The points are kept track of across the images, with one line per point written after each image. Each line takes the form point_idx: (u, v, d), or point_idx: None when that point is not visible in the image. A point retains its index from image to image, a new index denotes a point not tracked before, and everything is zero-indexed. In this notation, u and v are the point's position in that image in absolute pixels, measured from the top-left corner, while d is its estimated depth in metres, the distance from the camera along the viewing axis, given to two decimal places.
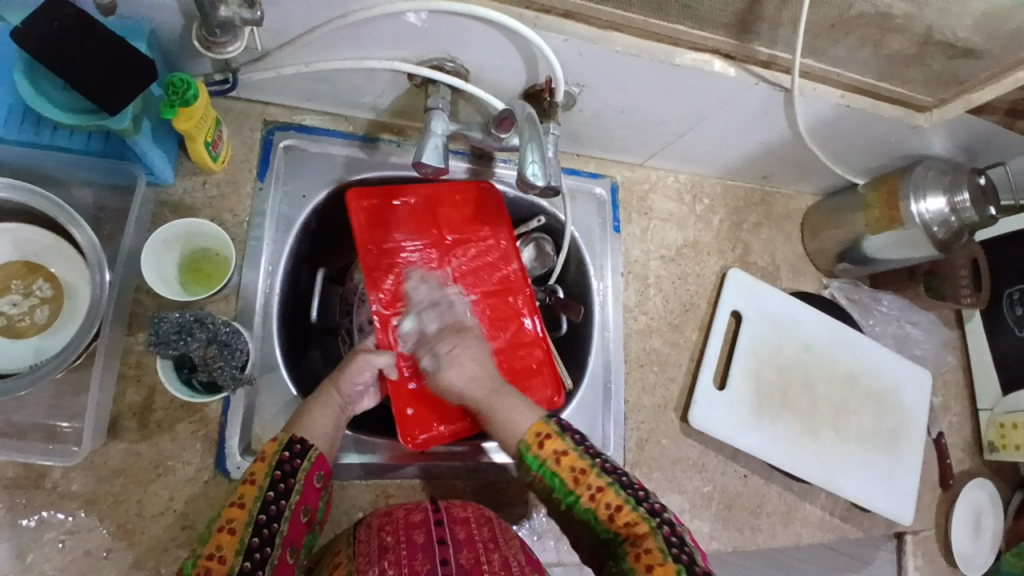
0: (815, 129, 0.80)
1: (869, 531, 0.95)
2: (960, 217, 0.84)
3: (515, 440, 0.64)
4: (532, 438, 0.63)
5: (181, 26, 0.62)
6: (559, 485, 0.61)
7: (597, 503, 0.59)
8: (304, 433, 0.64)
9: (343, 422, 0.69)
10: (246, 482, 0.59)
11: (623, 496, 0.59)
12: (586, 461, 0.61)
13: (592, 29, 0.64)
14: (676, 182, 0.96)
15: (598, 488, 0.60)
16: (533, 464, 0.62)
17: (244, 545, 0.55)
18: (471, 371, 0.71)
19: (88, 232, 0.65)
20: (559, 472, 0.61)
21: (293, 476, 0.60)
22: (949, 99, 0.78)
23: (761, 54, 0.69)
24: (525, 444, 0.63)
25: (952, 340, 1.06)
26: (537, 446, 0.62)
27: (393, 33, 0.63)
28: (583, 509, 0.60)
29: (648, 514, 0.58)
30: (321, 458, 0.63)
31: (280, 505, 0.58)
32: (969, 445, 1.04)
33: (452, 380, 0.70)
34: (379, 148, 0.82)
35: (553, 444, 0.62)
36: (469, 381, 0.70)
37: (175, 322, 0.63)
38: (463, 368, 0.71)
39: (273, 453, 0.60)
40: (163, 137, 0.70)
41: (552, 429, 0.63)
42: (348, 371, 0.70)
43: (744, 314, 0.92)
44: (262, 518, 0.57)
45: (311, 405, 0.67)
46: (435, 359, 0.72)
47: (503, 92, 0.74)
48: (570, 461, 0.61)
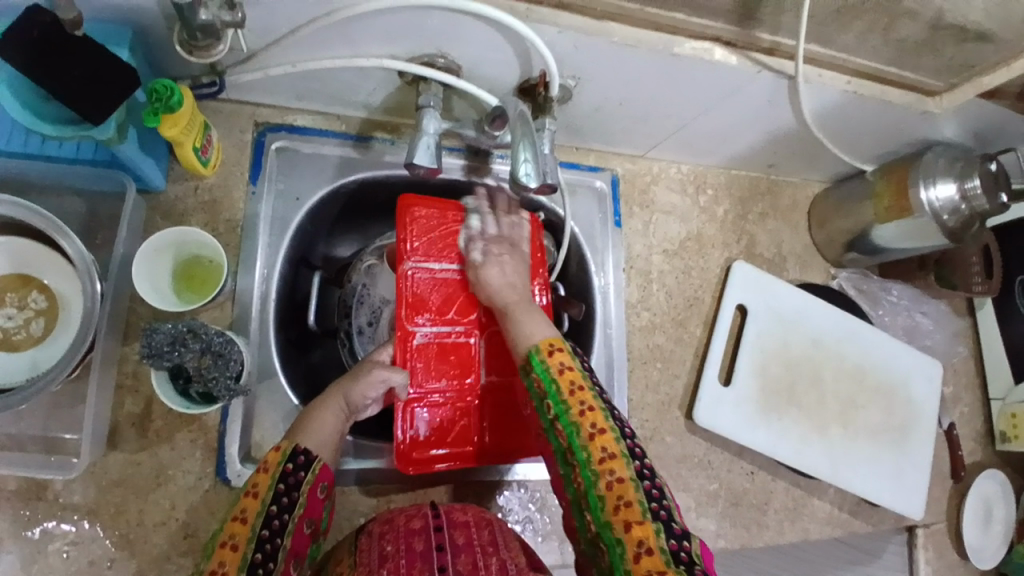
0: (820, 116, 0.78)
1: (878, 524, 0.94)
2: (971, 205, 0.81)
3: (524, 346, 0.66)
4: (543, 345, 0.65)
5: (164, 28, 0.60)
6: (555, 392, 0.62)
7: (585, 419, 0.60)
8: (306, 446, 0.61)
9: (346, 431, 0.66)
10: (248, 495, 0.56)
11: (609, 425, 0.60)
12: (586, 382, 0.63)
13: (587, 20, 0.61)
14: (680, 173, 0.94)
15: (589, 409, 0.61)
16: (537, 370, 0.64)
17: (247, 561, 0.52)
18: (513, 277, 0.72)
19: (76, 242, 0.63)
20: (558, 382, 0.62)
21: (297, 489, 0.58)
22: (959, 83, 0.75)
23: (763, 41, 0.66)
24: (535, 350, 0.65)
25: (964, 329, 1.04)
26: (545, 353, 0.64)
27: (381, 30, 0.61)
28: (567, 422, 0.61)
29: (629, 457, 0.58)
30: (324, 471, 0.61)
31: (284, 519, 0.56)
32: (981, 436, 1.02)
33: (492, 278, 0.72)
34: (373, 146, 0.81)
35: (560, 355, 0.64)
36: (506, 284, 0.72)
37: (168, 333, 0.62)
38: (504, 272, 0.72)
39: (275, 465, 0.58)
40: (150, 143, 0.69)
41: (563, 345, 0.65)
42: (361, 383, 0.67)
43: (750, 308, 0.90)
44: (266, 533, 0.54)
45: (314, 415, 0.64)
46: (485, 253, 0.73)
47: (497, 87, 0.72)
48: (572, 376, 0.63)
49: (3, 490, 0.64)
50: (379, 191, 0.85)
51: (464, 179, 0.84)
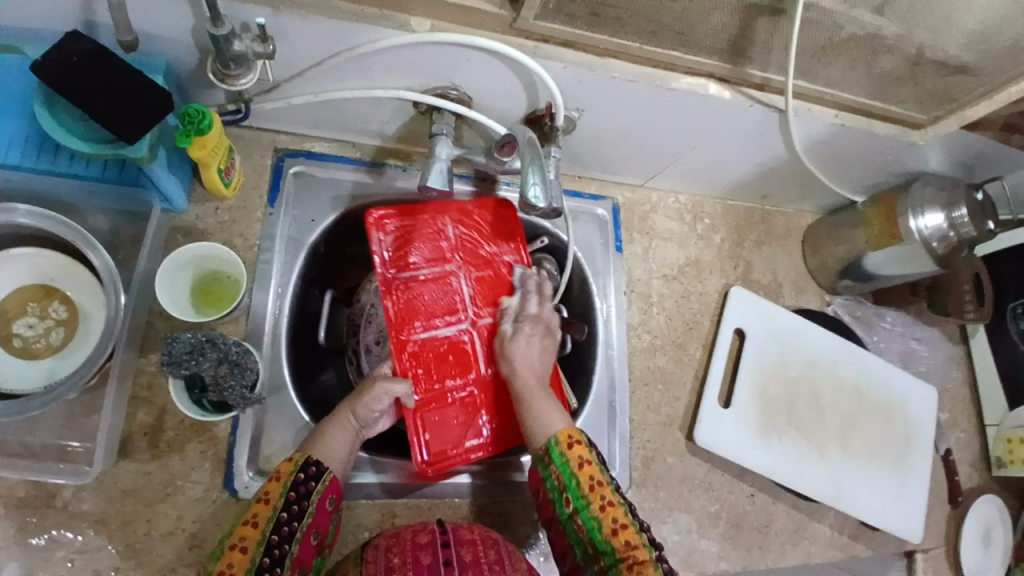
0: (810, 148, 0.82)
1: (878, 549, 0.94)
2: (959, 233, 0.85)
3: (543, 436, 0.68)
4: (563, 438, 0.67)
5: (195, 58, 0.65)
6: (575, 486, 0.65)
7: (605, 512, 0.64)
8: (319, 455, 0.64)
9: (357, 446, 0.68)
10: (260, 501, 0.59)
11: (630, 519, 0.64)
12: (604, 477, 0.66)
13: (589, 56, 0.66)
14: (677, 203, 0.98)
15: (609, 503, 0.65)
16: (556, 460, 0.67)
17: (256, 564, 0.55)
18: (537, 361, 0.75)
19: (103, 254, 0.67)
20: (578, 475, 0.66)
21: (306, 498, 0.60)
22: (943, 115, 0.80)
23: (755, 77, 0.71)
24: (556, 440, 0.67)
25: (958, 355, 1.06)
26: (566, 446, 0.67)
27: (398, 63, 0.66)
28: (588, 516, 0.65)
29: (650, 545, 0.63)
30: (334, 482, 0.63)
31: (292, 527, 0.59)
32: (977, 461, 1.03)
33: (518, 352, 0.75)
34: (385, 172, 0.85)
35: (581, 449, 0.67)
36: (530, 366, 0.75)
37: (188, 343, 0.65)
38: (530, 346, 0.76)
39: (288, 473, 0.60)
40: (176, 164, 0.73)
41: (582, 438, 0.68)
42: (368, 397, 0.69)
43: (748, 332, 0.93)
44: (274, 539, 0.57)
45: (327, 426, 0.66)
46: (515, 328, 0.77)
47: (506, 119, 0.76)
48: (591, 472, 0.66)
49: (14, 497, 0.66)
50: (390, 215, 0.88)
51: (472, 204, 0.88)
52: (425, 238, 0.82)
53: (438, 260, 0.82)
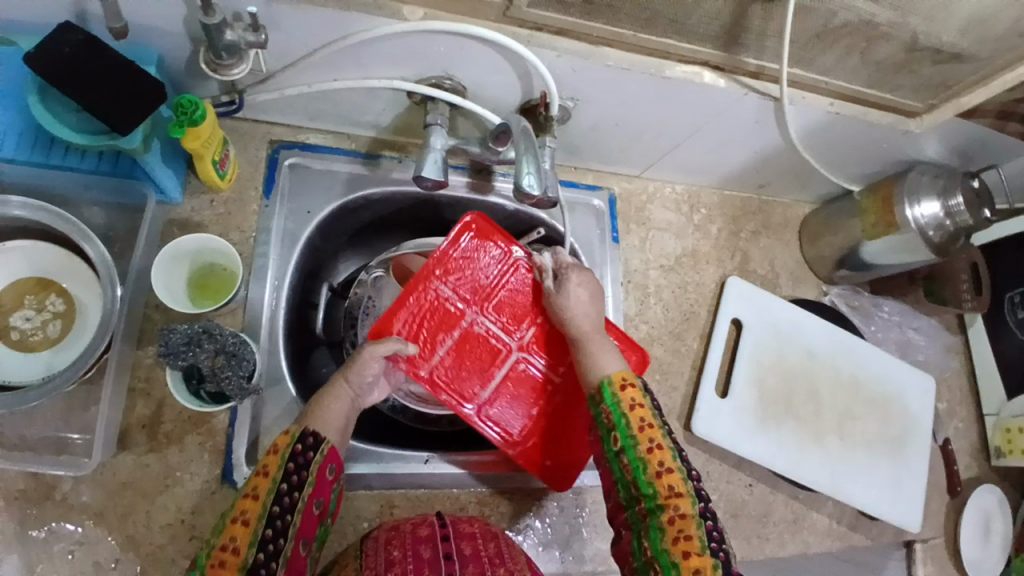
0: (807, 137, 0.82)
1: (877, 538, 0.94)
2: (956, 221, 0.84)
3: (598, 377, 0.66)
4: (617, 379, 0.65)
5: (188, 48, 0.65)
6: (624, 425, 0.62)
7: (652, 456, 0.60)
8: (317, 427, 0.63)
9: (356, 413, 0.68)
10: (259, 474, 0.58)
11: (677, 464, 0.60)
12: (656, 420, 0.62)
13: (583, 45, 0.65)
14: (674, 193, 0.98)
15: (658, 445, 0.60)
16: (609, 401, 0.64)
17: (258, 536, 0.55)
18: (589, 305, 0.73)
19: (99, 247, 0.68)
20: (629, 416, 0.62)
21: (306, 468, 0.59)
22: (938, 104, 0.80)
23: (750, 65, 0.70)
24: (608, 381, 0.65)
25: (955, 344, 1.06)
26: (619, 387, 0.64)
27: (392, 52, 0.65)
28: (634, 457, 0.60)
29: (695, 497, 0.58)
30: (333, 451, 0.62)
31: (294, 497, 0.58)
32: (975, 451, 1.03)
33: (574, 301, 0.73)
34: (381, 164, 0.84)
35: (633, 392, 0.64)
36: (583, 314, 0.73)
37: (184, 334, 0.66)
38: (579, 300, 0.73)
39: (286, 446, 0.59)
40: (171, 156, 0.73)
41: (636, 381, 0.65)
42: (358, 363, 0.68)
43: (745, 322, 0.93)
44: (276, 510, 0.56)
45: (321, 400, 0.65)
46: (560, 282, 0.75)
47: (501, 109, 0.76)
48: (642, 413, 0.62)
49: (13, 490, 0.66)
50: (385, 207, 0.88)
51: (468, 196, 0.87)
52: (433, 310, 0.78)
53: (453, 323, 0.79)
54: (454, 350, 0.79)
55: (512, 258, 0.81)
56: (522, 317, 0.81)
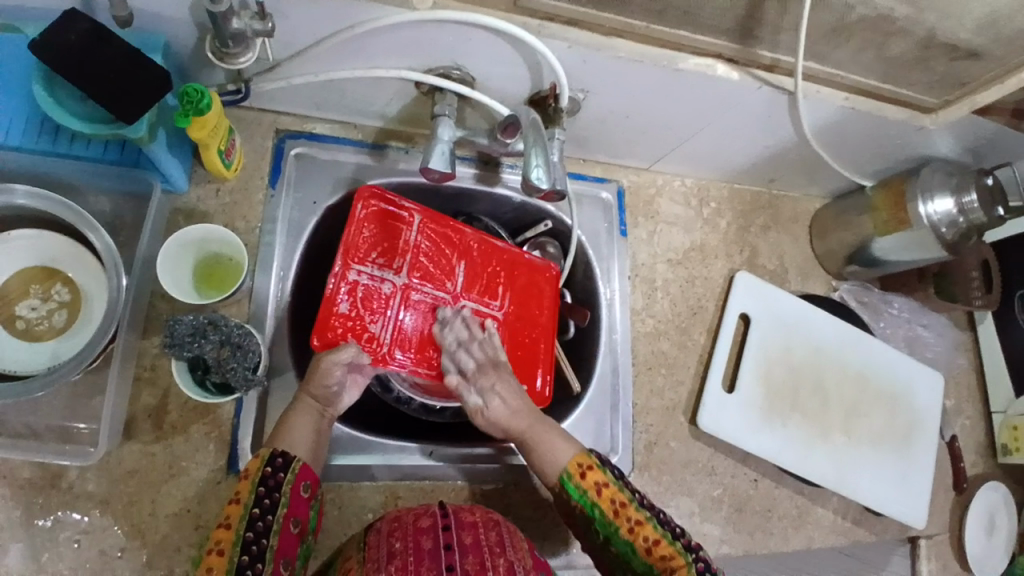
0: (819, 132, 0.81)
1: (881, 534, 0.94)
2: (970, 219, 0.83)
3: (556, 470, 0.68)
4: (574, 468, 0.68)
5: (194, 37, 0.64)
6: (599, 514, 0.67)
7: (636, 536, 0.66)
8: (285, 447, 0.64)
9: (326, 425, 0.69)
10: (232, 502, 0.59)
11: (659, 531, 0.66)
12: (625, 496, 0.67)
13: (595, 36, 0.64)
14: (683, 186, 0.97)
15: (637, 522, 0.66)
16: (574, 493, 0.67)
17: (234, 564, 0.56)
18: (516, 406, 0.71)
19: (104, 235, 0.67)
20: (600, 503, 0.67)
21: (277, 490, 0.60)
22: (954, 99, 0.78)
23: (764, 58, 0.69)
24: (567, 473, 0.68)
25: (964, 341, 1.06)
26: (579, 476, 0.67)
27: (400, 43, 0.65)
28: (618, 538, 0.67)
29: (686, 551, 0.66)
30: (306, 469, 0.63)
31: (268, 520, 0.59)
32: (982, 448, 1.03)
33: (496, 413, 0.71)
34: (387, 154, 0.84)
35: (594, 475, 0.67)
36: (511, 416, 0.70)
37: (190, 324, 0.65)
38: (506, 399, 0.71)
39: (256, 470, 0.60)
40: (178, 145, 0.72)
41: (593, 461, 0.68)
42: (318, 374, 0.68)
43: (752, 317, 0.92)
44: (250, 536, 0.57)
45: (289, 418, 0.67)
46: (480, 391, 0.72)
47: (509, 100, 0.75)
48: (611, 494, 0.67)
49: (17, 480, 0.66)
50: None
51: (475, 187, 0.87)
52: (365, 296, 0.77)
53: (388, 302, 0.78)
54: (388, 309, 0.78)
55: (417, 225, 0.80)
56: (444, 270, 0.82)
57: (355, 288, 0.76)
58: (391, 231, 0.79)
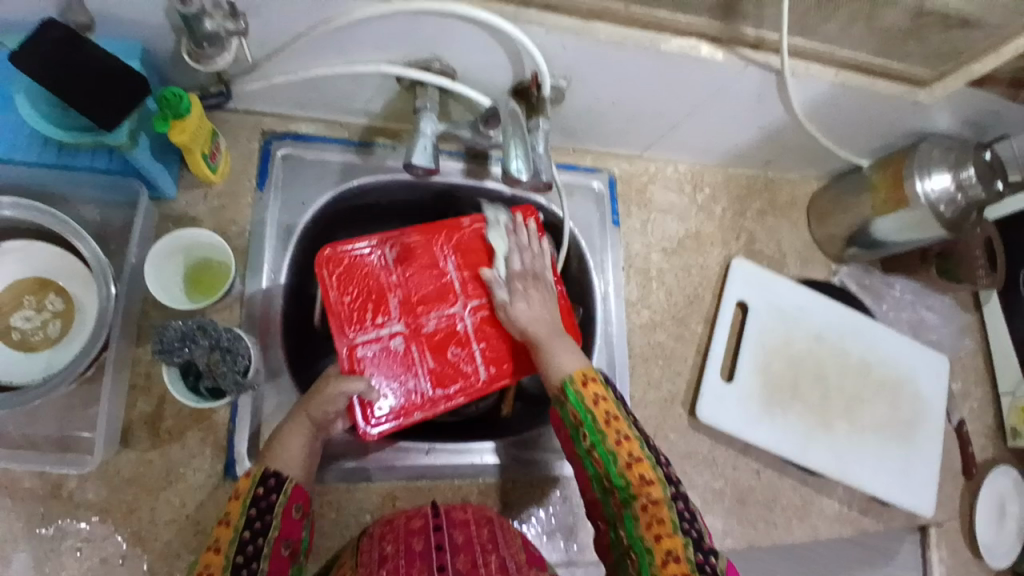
0: (813, 113, 0.80)
1: (889, 523, 0.92)
2: (966, 195, 0.81)
3: (559, 375, 0.65)
4: (578, 375, 0.64)
5: (171, 40, 0.64)
6: (591, 423, 0.61)
7: (622, 450, 0.60)
8: (279, 466, 0.63)
9: (319, 448, 0.67)
10: (222, 524, 0.59)
11: (646, 453, 0.60)
12: (621, 413, 0.63)
13: (575, 20, 0.63)
14: (676, 172, 0.95)
15: (626, 438, 0.61)
16: (572, 398, 0.63)
17: None
18: (540, 312, 0.72)
19: (92, 245, 0.67)
20: (594, 412, 0.62)
21: (269, 512, 0.60)
22: (949, 70, 0.76)
23: (749, 35, 0.68)
24: (569, 377, 0.64)
25: (970, 323, 1.04)
26: (580, 383, 0.63)
27: (379, 35, 0.64)
28: (605, 452, 0.61)
29: (666, 482, 0.59)
30: (298, 490, 0.63)
31: (258, 543, 0.58)
32: (991, 431, 1.01)
33: (519, 315, 0.72)
34: (375, 151, 0.83)
35: (595, 386, 0.63)
36: (534, 318, 0.71)
37: (179, 330, 0.64)
38: (532, 304, 0.73)
39: (247, 489, 0.60)
40: (162, 152, 0.72)
41: (596, 374, 0.64)
42: (322, 398, 0.67)
43: (750, 304, 0.91)
44: (240, 560, 0.57)
45: (282, 434, 0.65)
46: (513, 291, 0.74)
47: (494, 90, 0.74)
48: (607, 407, 0.62)
49: (19, 489, 0.66)
50: (377, 201, 0.86)
51: (464, 182, 0.86)
52: (385, 358, 0.76)
53: (407, 354, 0.76)
54: (403, 358, 0.76)
55: (388, 257, 0.77)
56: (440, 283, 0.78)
57: (370, 358, 0.75)
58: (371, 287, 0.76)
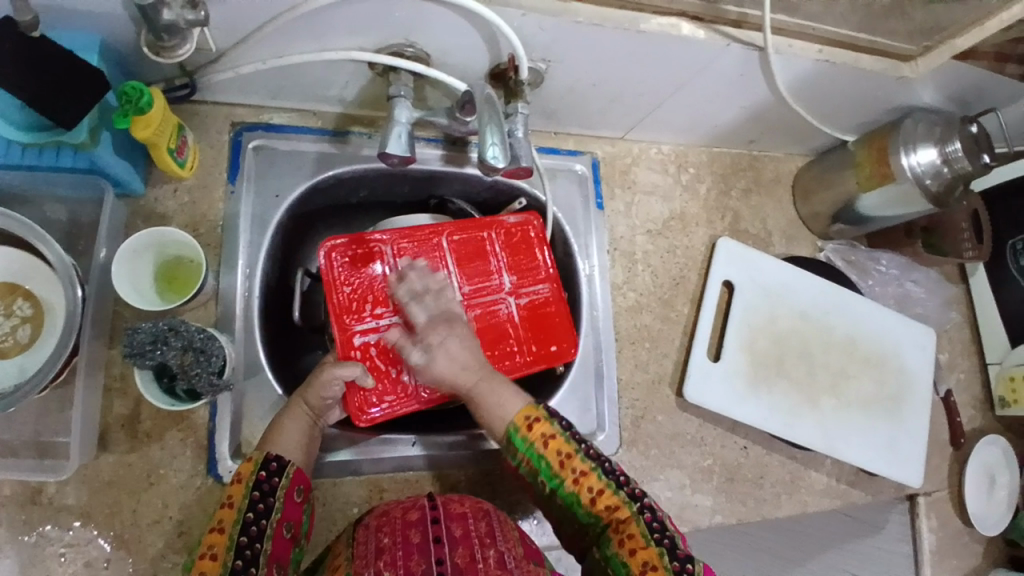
0: (797, 88, 0.78)
1: (877, 494, 0.93)
2: (953, 168, 0.80)
3: (501, 424, 0.66)
4: (521, 421, 0.65)
5: (131, 32, 0.61)
6: (546, 468, 0.64)
7: (581, 486, 0.63)
8: (278, 450, 0.63)
9: (318, 434, 0.68)
10: (225, 506, 0.59)
11: (605, 481, 0.64)
12: (572, 447, 0.65)
13: (551, 3, 0.61)
14: (660, 153, 0.94)
15: (583, 472, 0.64)
16: (521, 445, 0.65)
17: (228, 569, 0.55)
18: (461, 360, 0.67)
19: (57, 248, 0.64)
20: (546, 455, 0.65)
21: (272, 494, 0.59)
22: (933, 46, 0.75)
23: (731, 13, 0.66)
24: (514, 426, 0.65)
25: (956, 295, 1.04)
26: (525, 429, 0.65)
27: (348, 21, 0.62)
28: (565, 492, 0.64)
29: (630, 500, 0.63)
30: (299, 473, 0.62)
31: (262, 524, 0.58)
32: (978, 401, 1.02)
33: (440, 369, 0.67)
34: (350, 141, 0.81)
35: (541, 427, 0.65)
36: (458, 370, 0.67)
37: (149, 332, 0.64)
38: (453, 354, 0.67)
39: (249, 473, 0.60)
40: (127, 148, 0.69)
41: (540, 413, 0.66)
42: (317, 385, 0.67)
43: (737, 285, 0.90)
44: (244, 540, 0.57)
45: (280, 420, 0.66)
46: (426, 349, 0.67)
47: (470, 75, 0.72)
48: (557, 446, 0.65)
49: None
50: (357, 187, 0.85)
51: (444, 169, 0.84)
52: (382, 349, 0.75)
53: None
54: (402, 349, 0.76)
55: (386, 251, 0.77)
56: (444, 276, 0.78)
57: (366, 347, 0.75)
58: (369, 279, 0.76)
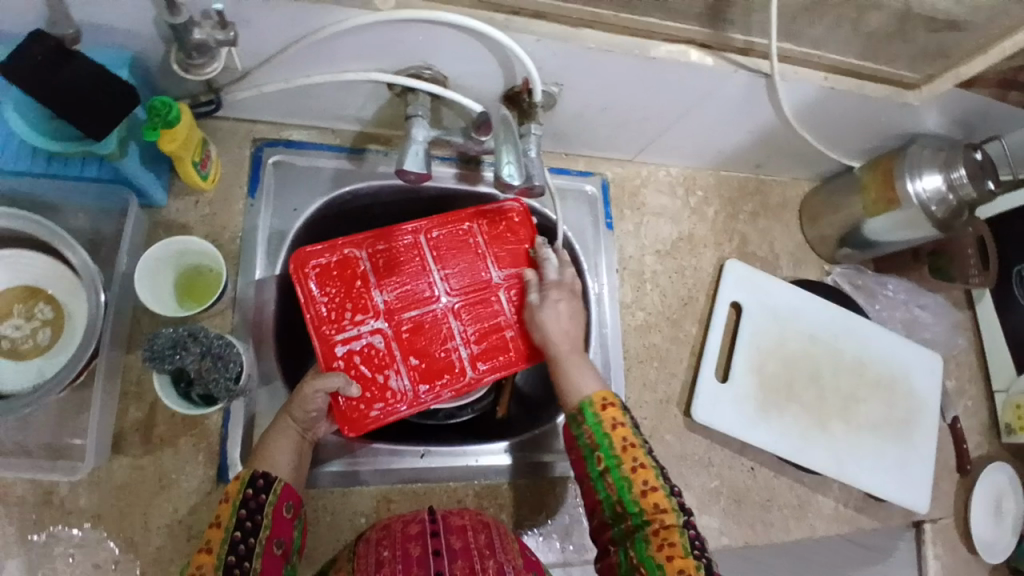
0: (802, 113, 0.80)
1: (884, 521, 0.93)
2: (959, 195, 0.81)
3: (577, 398, 0.67)
4: (597, 398, 0.65)
5: (161, 49, 0.64)
6: (608, 447, 0.63)
7: (637, 476, 0.61)
8: (265, 468, 0.63)
9: (308, 447, 0.69)
10: (213, 526, 0.58)
11: (661, 482, 0.61)
12: (638, 439, 0.64)
13: (562, 28, 0.63)
14: (669, 176, 0.96)
15: (642, 465, 0.62)
16: (590, 420, 0.65)
17: None
18: (565, 327, 0.73)
19: (82, 253, 0.67)
20: (611, 436, 0.63)
21: (259, 512, 0.60)
22: (937, 74, 0.77)
23: (737, 41, 0.68)
24: (590, 401, 0.66)
25: (963, 322, 1.04)
26: (600, 406, 0.65)
27: (365, 45, 0.64)
28: (618, 476, 0.62)
29: (679, 510, 0.60)
30: (287, 489, 0.63)
31: (250, 542, 0.58)
32: (986, 429, 1.01)
33: (548, 325, 0.73)
34: (366, 158, 0.84)
35: (614, 411, 0.65)
36: (561, 333, 0.73)
37: (169, 337, 0.65)
38: (560, 317, 0.74)
39: (236, 492, 0.60)
40: (151, 159, 0.72)
41: (616, 399, 0.66)
42: (300, 399, 0.67)
43: (744, 306, 0.91)
44: (233, 559, 0.57)
45: (269, 437, 0.66)
46: (542, 296, 0.75)
47: (485, 96, 0.75)
48: (624, 433, 0.64)
49: (11, 496, 0.66)
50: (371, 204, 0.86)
51: (457, 187, 0.86)
52: (365, 357, 0.76)
53: (388, 354, 0.76)
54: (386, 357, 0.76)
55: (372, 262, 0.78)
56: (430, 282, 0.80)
57: (350, 355, 0.75)
58: (349, 286, 0.77)
